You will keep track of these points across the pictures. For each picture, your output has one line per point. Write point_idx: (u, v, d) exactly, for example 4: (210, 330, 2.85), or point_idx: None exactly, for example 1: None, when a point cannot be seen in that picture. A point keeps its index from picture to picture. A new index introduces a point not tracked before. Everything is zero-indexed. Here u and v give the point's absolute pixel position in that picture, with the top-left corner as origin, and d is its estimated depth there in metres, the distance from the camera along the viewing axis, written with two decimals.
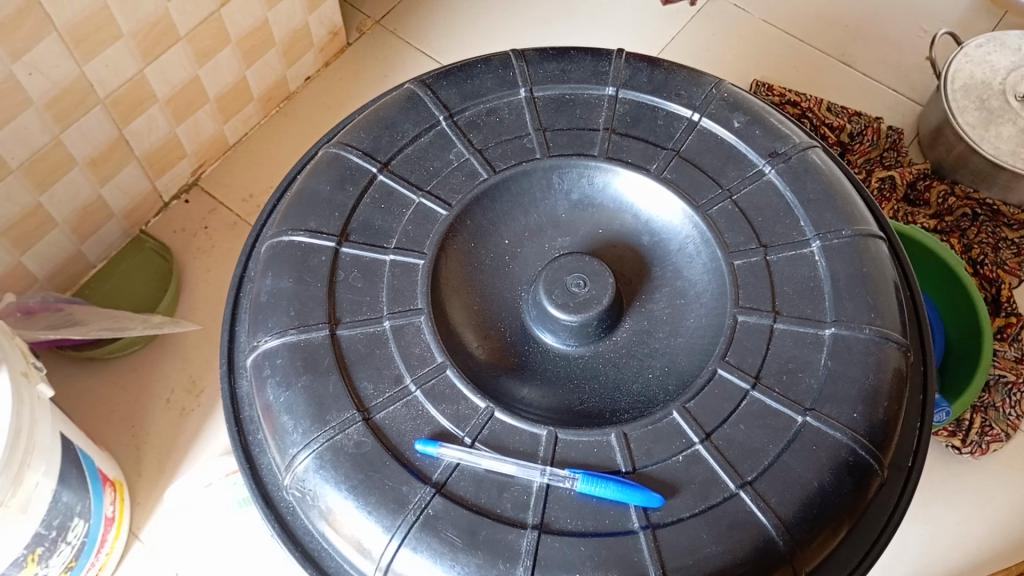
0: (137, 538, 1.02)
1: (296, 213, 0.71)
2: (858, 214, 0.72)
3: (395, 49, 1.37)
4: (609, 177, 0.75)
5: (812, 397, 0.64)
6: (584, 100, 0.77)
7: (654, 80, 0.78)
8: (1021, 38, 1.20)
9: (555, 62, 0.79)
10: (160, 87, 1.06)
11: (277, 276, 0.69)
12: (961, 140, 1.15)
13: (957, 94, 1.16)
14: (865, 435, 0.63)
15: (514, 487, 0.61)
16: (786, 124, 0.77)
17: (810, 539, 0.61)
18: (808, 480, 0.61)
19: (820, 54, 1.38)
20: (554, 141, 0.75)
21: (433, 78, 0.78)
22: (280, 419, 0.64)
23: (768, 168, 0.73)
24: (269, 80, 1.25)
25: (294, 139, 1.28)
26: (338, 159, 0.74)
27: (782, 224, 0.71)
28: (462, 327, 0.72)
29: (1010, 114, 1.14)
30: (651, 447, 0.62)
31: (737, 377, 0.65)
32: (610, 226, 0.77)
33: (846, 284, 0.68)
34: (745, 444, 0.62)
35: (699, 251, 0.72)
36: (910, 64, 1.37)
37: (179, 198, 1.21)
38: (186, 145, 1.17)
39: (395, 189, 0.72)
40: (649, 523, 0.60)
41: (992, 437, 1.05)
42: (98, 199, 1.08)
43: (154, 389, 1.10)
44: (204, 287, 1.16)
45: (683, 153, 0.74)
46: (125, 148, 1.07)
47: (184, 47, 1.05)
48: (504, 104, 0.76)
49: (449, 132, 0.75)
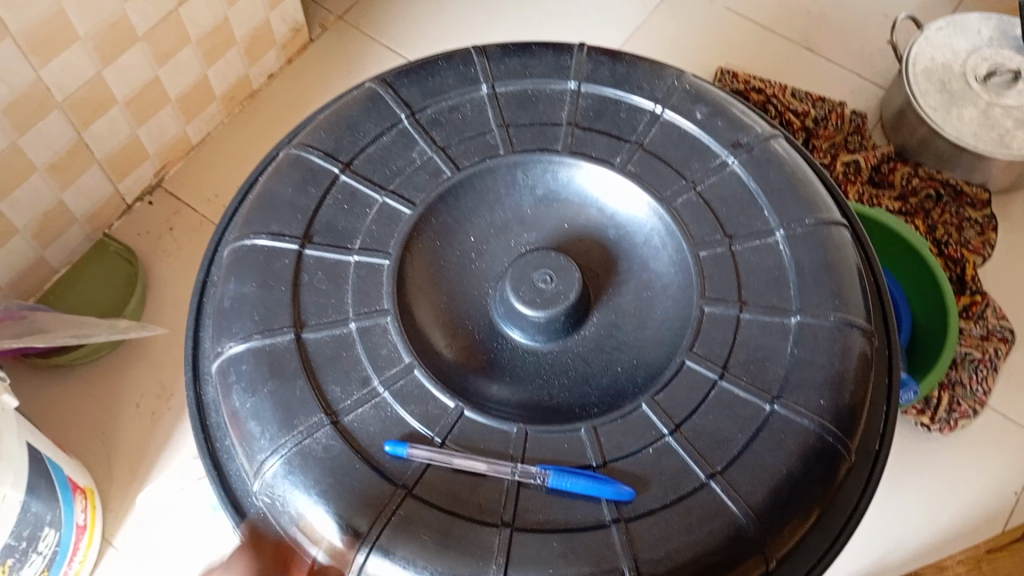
0: (109, 545, 1.01)
1: (258, 216, 0.71)
2: (820, 203, 0.72)
3: (359, 44, 1.36)
4: (573, 171, 0.75)
5: (779, 386, 0.64)
6: (546, 95, 0.76)
7: (617, 73, 0.77)
8: (981, 21, 1.21)
9: (517, 57, 0.78)
10: (120, 89, 1.04)
11: (241, 281, 0.68)
12: (923, 123, 1.16)
13: (918, 78, 1.17)
14: (832, 421, 0.64)
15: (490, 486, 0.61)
16: (748, 114, 0.77)
17: (781, 526, 0.61)
18: (778, 468, 0.62)
19: (784, 40, 1.39)
20: (518, 137, 0.74)
21: (395, 76, 0.78)
22: (247, 424, 0.64)
23: (731, 159, 0.74)
24: (232, 78, 1.23)
25: (258, 137, 1.27)
26: (300, 160, 0.73)
27: (747, 214, 0.71)
28: (430, 328, 0.71)
29: (971, 97, 1.15)
30: (622, 440, 0.63)
31: (705, 368, 0.65)
32: (576, 220, 0.77)
33: (811, 271, 0.68)
34: (714, 435, 0.63)
35: (665, 244, 0.72)
36: (873, 49, 1.39)
37: (144, 201, 1.20)
38: (149, 147, 1.15)
39: (359, 188, 0.72)
40: (621, 516, 0.60)
41: (961, 414, 1.06)
42: (60, 204, 1.06)
43: (124, 394, 1.08)
44: (171, 290, 1.15)
45: (647, 146, 0.74)
46: (88, 152, 1.05)
47: (145, 47, 1.04)
48: (466, 100, 0.76)
49: (412, 129, 0.75)
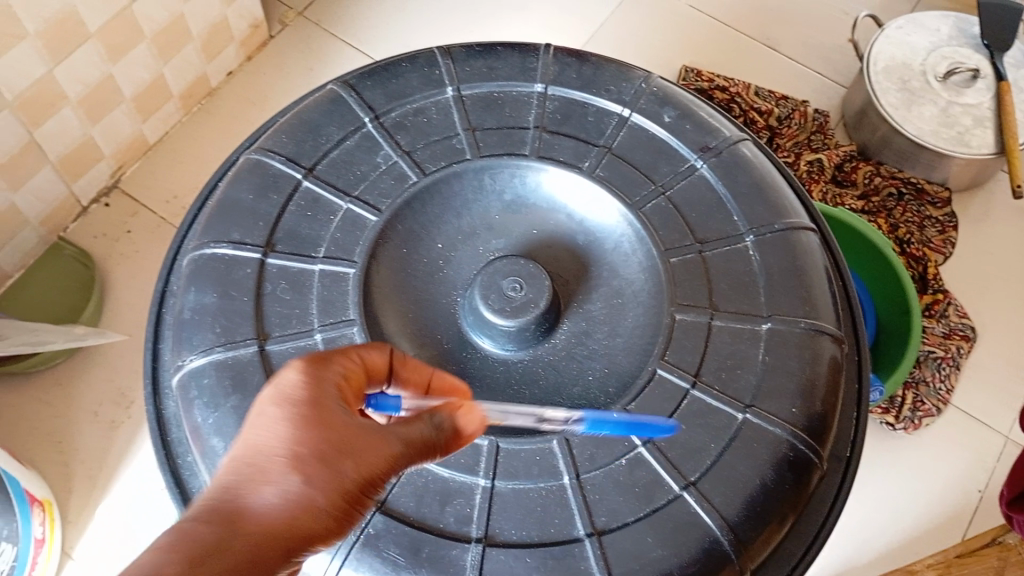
0: (69, 557, 0.98)
1: (218, 224, 0.69)
2: (787, 207, 0.72)
3: (319, 41, 1.33)
4: (541, 176, 0.73)
5: (751, 394, 0.64)
6: (512, 98, 0.75)
7: (583, 75, 0.76)
8: (937, 18, 1.22)
9: (482, 59, 0.77)
10: (71, 88, 1.00)
11: (200, 291, 0.67)
12: (884, 121, 1.17)
13: (880, 76, 1.18)
14: (804, 429, 0.63)
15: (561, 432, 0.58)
16: (716, 117, 0.77)
17: (754, 537, 0.60)
18: (751, 478, 0.61)
19: (746, 37, 1.39)
20: (485, 141, 0.73)
21: (357, 78, 0.76)
22: (209, 442, 0.62)
23: (700, 163, 0.73)
24: (188, 76, 1.20)
25: (216, 137, 1.23)
26: (260, 165, 0.71)
27: (716, 219, 0.71)
28: (397, 337, 0.69)
29: (931, 95, 1.16)
30: (594, 452, 0.61)
31: (677, 376, 0.64)
32: (544, 226, 0.75)
33: (780, 277, 0.68)
34: (687, 445, 0.62)
35: (635, 249, 0.72)
36: (834, 46, 1.39)
37: (99, 202, 1.16)
38: (102, 147, 1.11)
39: (322, 194, 0.70)
40: (595, 529, 0.59)
41: (924, 412, 1.07)
42: (10, 207, 1.02)
43: (80, 402, 1.05)
44: (128, 294, 1.12)
45: (615, 150, 0.73)
46: (38, 152, 1.01)
47: (96, 45, 1.00)
48: (431, 103, 0.74)
49: (376, 133, 0.73)
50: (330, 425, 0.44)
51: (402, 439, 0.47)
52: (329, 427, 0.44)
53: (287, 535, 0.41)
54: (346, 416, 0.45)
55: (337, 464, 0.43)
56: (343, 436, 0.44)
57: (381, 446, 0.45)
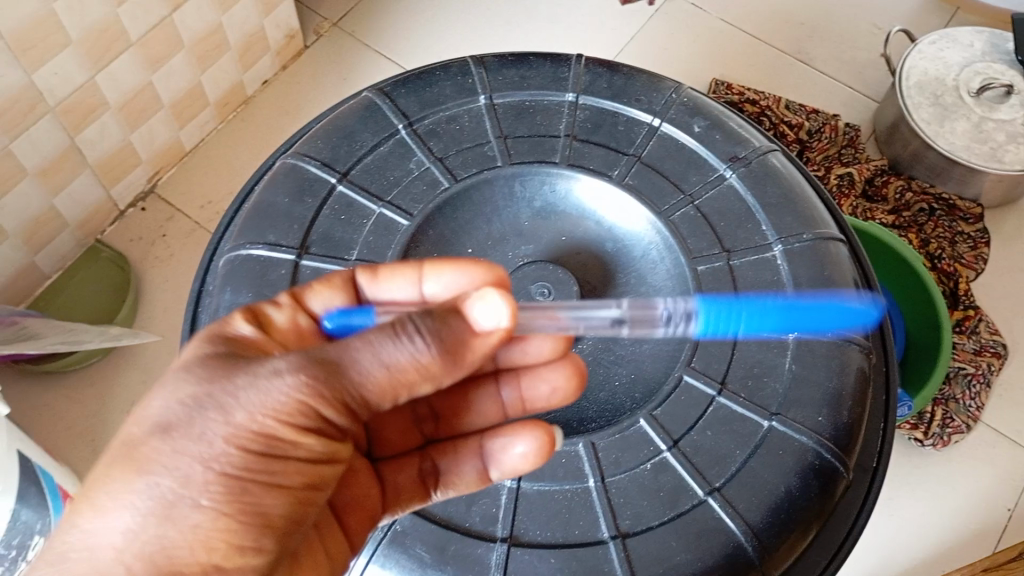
0: None
1: (254, 226, 0.71)
2: (816, 218, 0.72)
3: (353, 51, 1.35)
4: (571, 184, 0.74)
5: (777, 402, 0.64)
6: (544, 107, 0.76)
7: (614, 85, 0.77)
8: (971, 33, 1.22)
9: (514, 68, 0.78)
10: (111, 94, 1.03)
11: (236, 291, 0.68)
12: (916, 136, 1.16)
13: (911, 91, 1.18)
14: (831, 438, 0.63)
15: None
16: (745, 128, 0.77)
17: (778, 544, 0.60)
18: (776, 485, 0.61)
19: (777, 51, 1.39)
20: (516, 149, 0.74)
21: (392, 86, 0.77)
22: None
23: (729, 173, 0.73)
24: (224, 84, 1.23)
25: (251, 144, 1.26)
26: (296, 170, 0.73)
27: (744, 228, 0.71)
28: None
29: (964, 111, 1.15)
30: (620, 456, 0.62)
31: (703, 383, 0.65)
32: (573, 233, 0.76)
33: (808, 287, 0.68)
34: (712, 451, 0.62)
35: (663, 257, 0.72)
36: (865, 60, 1.39)
37: (136, 207, 1.19)
38: (140, 152, 1.14)
39: (356, 199, 0.72)
40: (620, 532, 0.60)
41: (953, 429, 1.06)
42: (50, 209, 1.05)
43: (114, 401, 1.07)
44: (163, 297, 1.14)
45: (645, 159, 0.74)
46: (78, 157, 1.04)
47: (136, 53, 1.03)
48: (463, 111, 0.76)
49: (409, 140, 0.74)
50: (193, 383, 0.44)
51: (306, 356, 0.44)
52: (189, 386, 0.44)
53: (203, 509, 0.43)
54: (212, 366, 0.45)
55: (197, 419, 0.43)
56: (207, 388, 0.44)
57: (275, 384, 0.43)
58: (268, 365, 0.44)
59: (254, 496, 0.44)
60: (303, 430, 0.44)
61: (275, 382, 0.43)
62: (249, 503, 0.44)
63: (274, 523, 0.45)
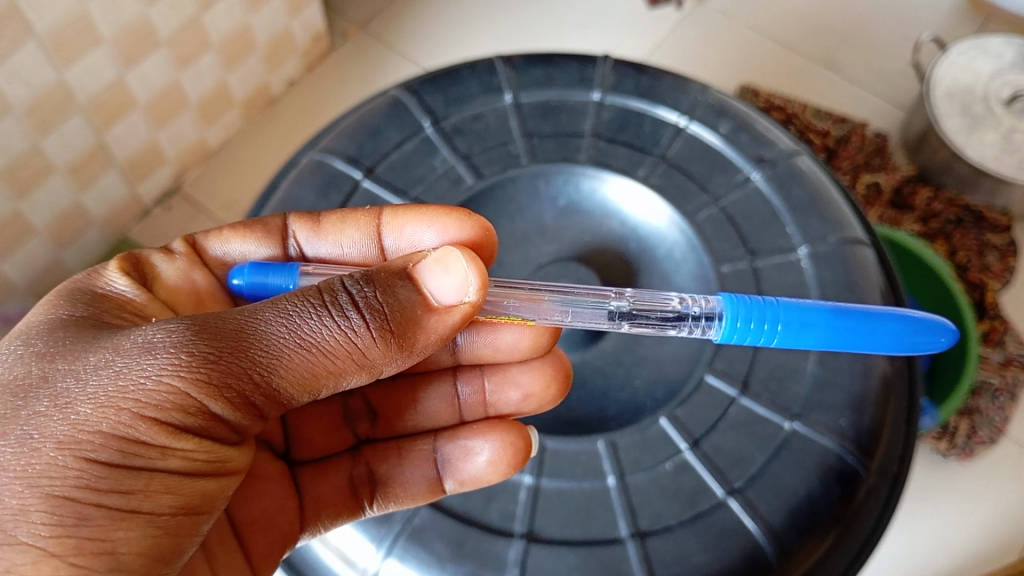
0: None
1: None
2: (845, 220, 0.71)
3: (379, 55, 1.36)
4: (596, 183, 0.75)
5: (799, 404, 0.64)
6: (570, 107, 0.76)
7: (641, 86, 0.77)
8: (1003, 43, 1.20)
9: (541, 67, 0.78)
10: (140, 93, 1.05)
11: None
12: (944, 145, 1.15)
13: (941, 100, 1.17)
14: (853, 442, 0.63)
15: (658, 303, 0.58)
16: (774, 129, 0.76)
17: (799, 548, 0.59)
18: (797, 488, 0.61)
19: (805, 59, 1.39)
20: (540, 148, 0.75)
21: (419, 83, 0.78)
22: None
23: (756, 174, 0.73)
24: (251, 84, 1.24)
25: (277, 144, 1.27)
26: (322, 166, 0.73)
27: (770, 231, 0.71)
28: None
29: (993, 121, 1.14)
30: (639, 456, 0.62)
31: (725, 384, 0.65)
32: (597, 233, 0.75)
33: (833, 290, 0.68)
34: (733, 452, 0.62)
35: (686, 258, 0.72)
36: (895, 69, 1.38)
37: (161, 205, 1.21)
38: (166, 151, 1.16)
39: (380, 195, 0.72)
40: (638, 531, 0.59)
41: (978, 440, 1.05)
42: (77, 206, 1.06)
43: None
44: None
45: (671, 160, 0.74)
46: (105, 155, 1.05)
47: (166, 53, 1.04)
48: (489, 110, 0.76)
49: (435, 138, 0.75)
50: (26, 363, 0.48)
51: (171, 339, 0.47)
52: (20, 371, 0.47)
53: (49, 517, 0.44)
54: (73, 343, 0.49)
55: (18, 418, 0.45)
56: (44, 374, 0.47)
57: (139, 375, 0.46)
58: (135, 346, 0.47)
59: (103, 513, 0.45)
60: (168, 425, 0.47)
61: (141, 363, 0.47)
62: (93, 533, 0.45)
63: (143, 540, 0.46)
